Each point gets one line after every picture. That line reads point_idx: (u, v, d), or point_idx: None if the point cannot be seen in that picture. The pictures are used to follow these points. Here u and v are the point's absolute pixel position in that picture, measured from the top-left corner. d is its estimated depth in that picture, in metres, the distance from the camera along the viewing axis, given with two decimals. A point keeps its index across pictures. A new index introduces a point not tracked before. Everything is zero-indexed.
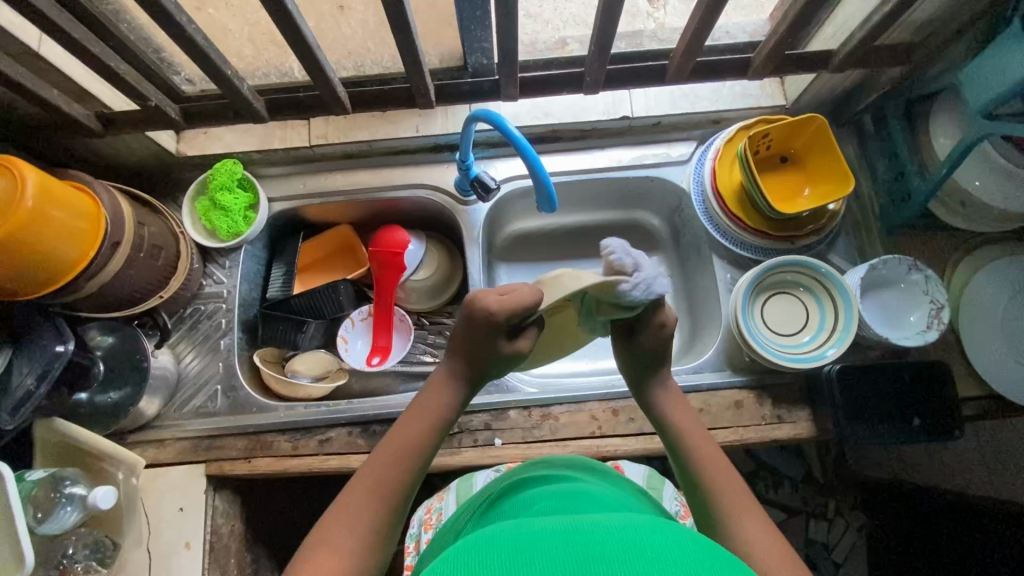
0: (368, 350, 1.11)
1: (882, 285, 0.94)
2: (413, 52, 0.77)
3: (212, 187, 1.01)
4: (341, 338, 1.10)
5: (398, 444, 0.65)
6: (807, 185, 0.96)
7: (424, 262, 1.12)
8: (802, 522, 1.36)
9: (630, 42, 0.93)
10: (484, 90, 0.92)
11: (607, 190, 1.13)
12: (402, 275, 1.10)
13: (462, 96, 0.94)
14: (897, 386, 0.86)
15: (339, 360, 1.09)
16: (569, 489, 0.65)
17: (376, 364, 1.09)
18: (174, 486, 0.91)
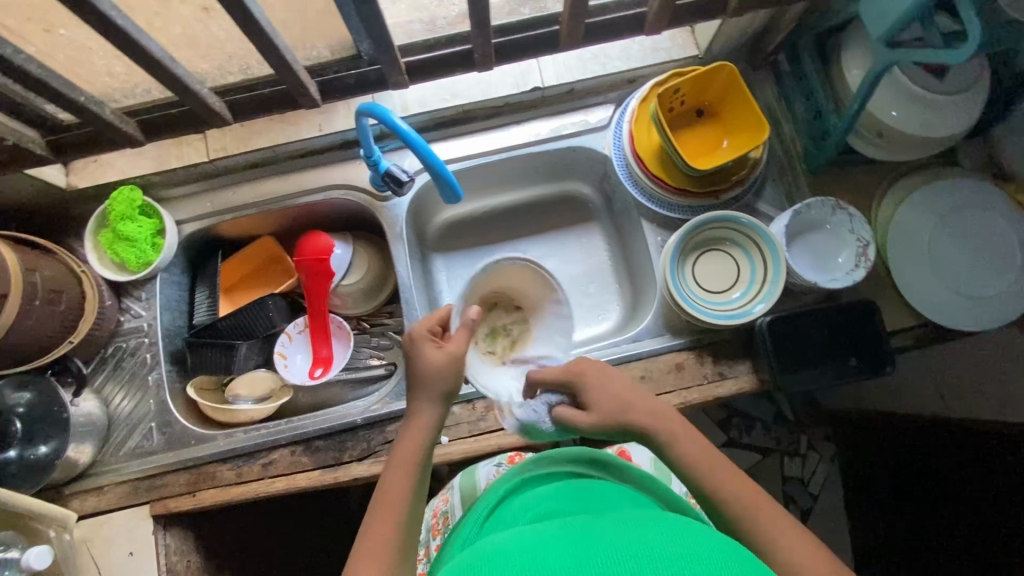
0: (311, 363, 1.08)
1: (809, 228, 0.92)
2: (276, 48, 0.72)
3: (111, 218, 0.96)
4: (279, 355, 1.06)
5: (403, 461, 0.68)
6: (725, 137, 0.93)
7: (353, 265, 1.09)
8: (776, 461, 1.40)
9: (536, 6, 0.83)
10: (371, 82, 0.90)
11: (531, 165, 1.09)
12: (332, 281, 1.06)
13: (350, 89, 0.91)
14: (829, 328, 0.86)
15: (280, 378, 1.06)
16: (566, 487, 0.69)
17: (320, 375, 1.06)
18: (120, 532, 0.89)
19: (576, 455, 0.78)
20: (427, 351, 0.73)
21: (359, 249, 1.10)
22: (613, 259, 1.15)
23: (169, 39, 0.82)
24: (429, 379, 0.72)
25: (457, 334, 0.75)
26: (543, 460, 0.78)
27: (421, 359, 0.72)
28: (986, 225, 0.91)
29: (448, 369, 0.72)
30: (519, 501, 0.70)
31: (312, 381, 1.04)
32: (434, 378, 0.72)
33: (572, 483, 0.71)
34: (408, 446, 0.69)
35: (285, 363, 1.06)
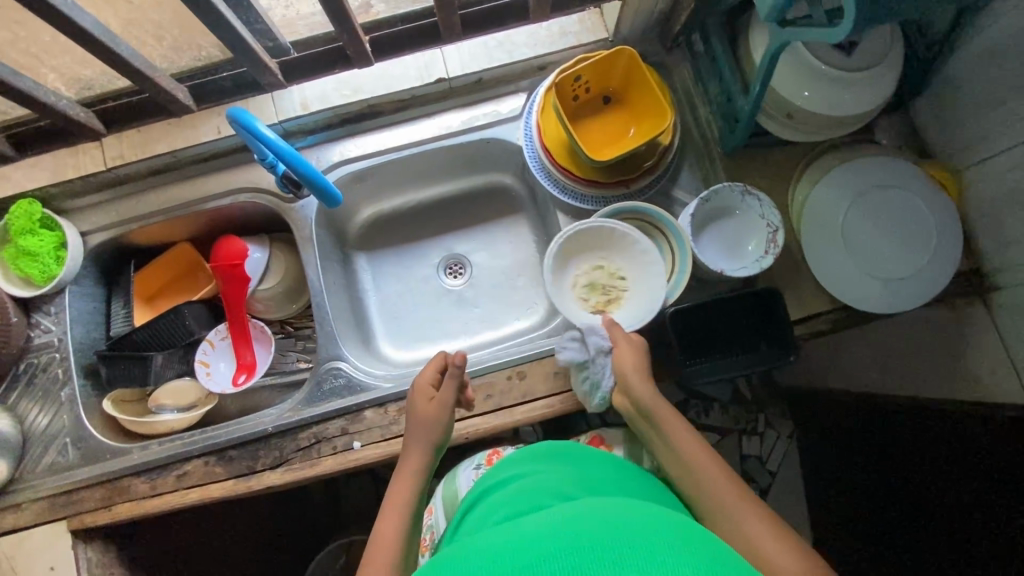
0: (234, 370, 1.06)
1: (722, 215, 0.90)
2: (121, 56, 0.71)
3: (11, 233, 0.94)
4: (205, 363, 1.05)
5: (396, 504, 0.70)
6: (632, 124, 0.90)
7: (270, 269, 1.07)
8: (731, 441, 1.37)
9: None
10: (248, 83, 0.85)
11: (447, 158, 1.06)
12: (249, 286, 1.05)
13: (228, 92, 0.88)
14: (734, 315, 0.85)
15: (203, 386, 1.05)
16: (541, 483, 0.69)
17: (243, 382, 1.05)
18: (38, 548, 0.89)
19: (546, 450, 0.79)
20: (422, 400, 0.78)
21: (277, 254, 1.08)
22: (540, 251, 1.13)
23: (37, 45, 0.79)
24: (419, 426, 0.77)
25: (447, 384, 0.79)
26: (517, 459, 0.79)
27: (418, 410, 0.78)
28: (901, 203, 0.89)
29: (442, 423, 0.78)
30: (494, 505, 0.70)
31: (233, 390, 1.03)
32: (425, 425, 0.77)
33: (538, 475, 0.72)
34: (399, 491, 0.72)
35: (207, 368, 1.05)
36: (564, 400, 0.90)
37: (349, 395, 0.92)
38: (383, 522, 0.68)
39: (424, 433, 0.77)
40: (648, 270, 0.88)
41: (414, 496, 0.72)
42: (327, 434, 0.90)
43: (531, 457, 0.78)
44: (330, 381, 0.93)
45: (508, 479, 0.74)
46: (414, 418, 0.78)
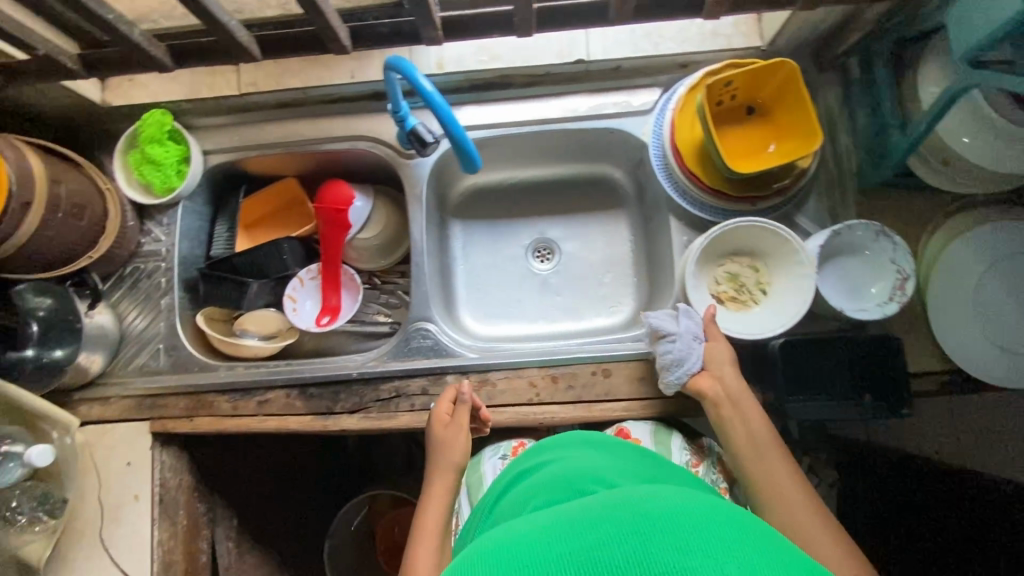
0: (318, 310, 1.09)
1: (845, 251, 0.87)
2: None
3: (142, 140, 0.97)
4: (293, 298, 1.07)
5: (426, 527, 0.75)
6: (773, 141, 0.87)
7: (370, 220, 1.08)
8: None
9: None
10: (404, 34, 0.80)
11: (565, 141, 1.05)
12: (347, 233, 1.06)
13: (382, 40, 0.81)
14: (847, 361, 0.81)
15: (288, 320, 1.07)
16: (572, 471, 0.66)
17: (326, 324, 1.07)
18: (121, 442, 0.94)
19: (580, 438, 0.77)
20: (446, 431, 0.81)
21: (380, 208, 1.09)
22: (635, 251, 1.11)
23: None
24: (438, 454, 0.80)
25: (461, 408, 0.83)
26: (549, 446, 0.77)
27: (440, 440, 0.81)
28: None
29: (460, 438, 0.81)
30: (526, 492, 0.67)
31: (317, 329, 1.05)
32: (443, 450, 0.80)
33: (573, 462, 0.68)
34: (430, 515, 0.76)
35: (293, 303, 1.07)
36: (645, 406, 0.89)
37: (434, 358, 0.93)
38: (419, 554, 0.72)
39: (444, 462, 0.80)
40: (795, 280, 0.84)
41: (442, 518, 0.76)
42: (407, 391, 0.92)
43: (566, 447, 0.75)
44: (417, 340, 0.95)
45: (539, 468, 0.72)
46: (433, 448, 0.82)
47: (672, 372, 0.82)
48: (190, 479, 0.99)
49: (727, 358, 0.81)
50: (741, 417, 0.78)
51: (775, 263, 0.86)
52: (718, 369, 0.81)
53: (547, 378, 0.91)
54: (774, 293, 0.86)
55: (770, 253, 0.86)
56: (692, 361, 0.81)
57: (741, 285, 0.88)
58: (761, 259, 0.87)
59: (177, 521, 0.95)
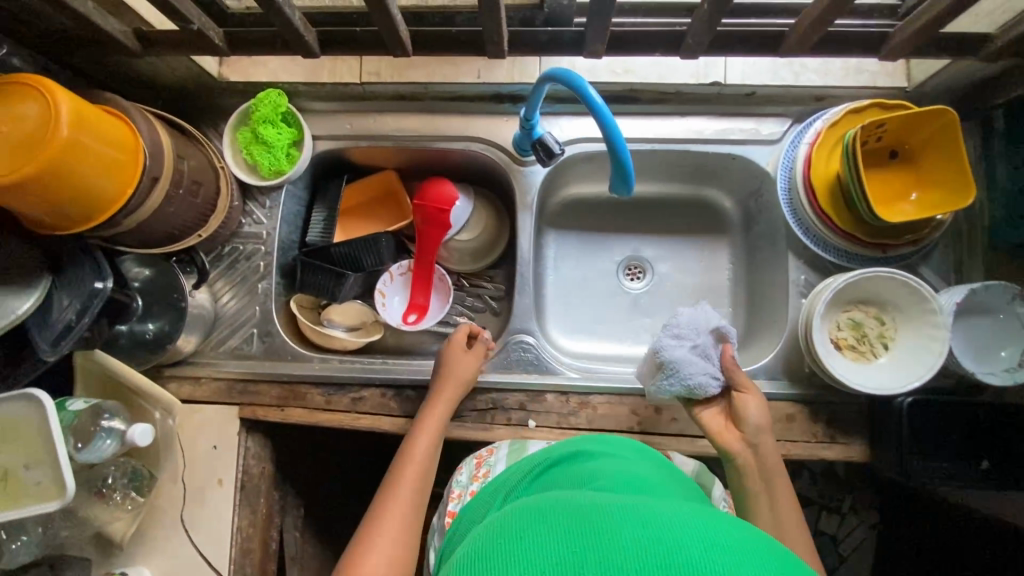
0: (405, 307, 1.07)
1: (975, 312, 0.84)
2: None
3: (254, 119, 0.93)
4: (383, 293, 1.06)
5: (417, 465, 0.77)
6: (915, 189, 0.84)
7: (469, 223, 1.07)
8: (812, 513, 1.24)
9: None
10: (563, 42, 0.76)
11: (680, 162, 1.02)
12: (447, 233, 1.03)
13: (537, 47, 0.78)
14: (974, 426, 0.81)
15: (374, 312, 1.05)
16: (628, 468, 0.66)
17: (413, 322, 1.05)
18: (209, 425, 0.92)
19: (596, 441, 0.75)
20: (458, 357, 0.87)
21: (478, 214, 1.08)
22: (733, 281, 1.08)
23: None
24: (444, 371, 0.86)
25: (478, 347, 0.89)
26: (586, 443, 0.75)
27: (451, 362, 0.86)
28: None
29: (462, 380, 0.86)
30: (569, 472, 0.66)
31: (405, 327, 1.03)
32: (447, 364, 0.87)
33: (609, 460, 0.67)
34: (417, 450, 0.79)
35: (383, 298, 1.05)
36: None
37: (535, 373, 0.91)
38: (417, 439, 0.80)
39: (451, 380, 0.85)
40: (923, 339, 0.81)
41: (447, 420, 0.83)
42: (504, 404, 0.90)
43: (620, 447, 0.75)
44: (518, 354, 0.92)
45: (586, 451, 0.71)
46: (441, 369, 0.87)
47: (668, 380, 0.80)
48: (270, 467, 0.98)
49: (760, 421, 0.77)
50: (768, 492, 0.73)
51: (905, 318, 0.83)
52: (755, 436, 0.77)
53: (650, 407, 0.89)
54: (898, 348, 0.83)
55: (901, 306, 0.83)
56: (694, 380, 0.79)
57: (862, 333, 0.86)
58: (891, 311, 0.85)
59: (257, 510, 0.93)
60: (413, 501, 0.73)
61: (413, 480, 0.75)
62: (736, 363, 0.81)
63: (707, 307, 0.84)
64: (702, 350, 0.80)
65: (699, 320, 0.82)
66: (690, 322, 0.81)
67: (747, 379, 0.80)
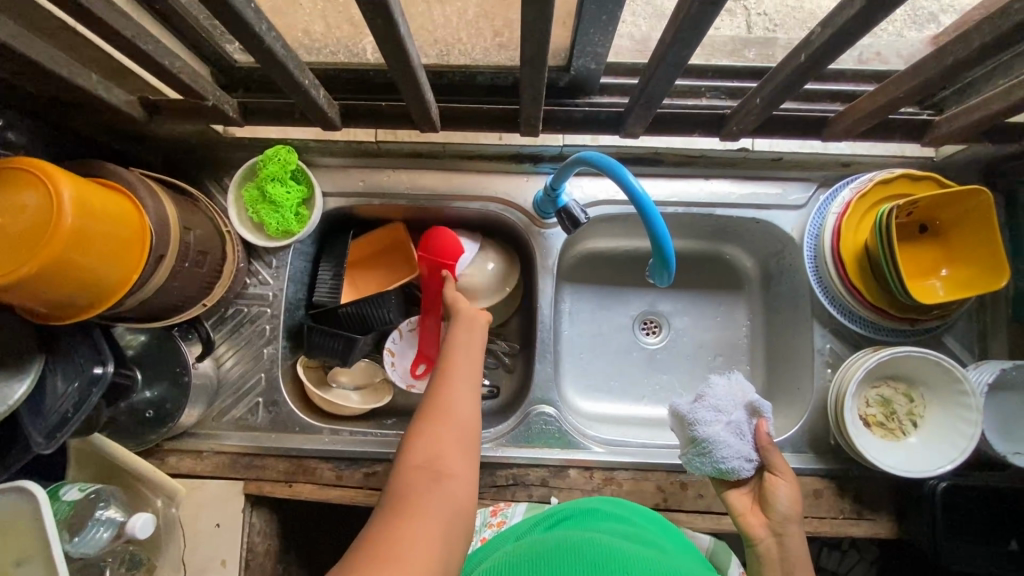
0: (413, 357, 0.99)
1: (1002, 389, 0.83)
2: (539, 83, 0.63)
3: (261, 176, 0.88)
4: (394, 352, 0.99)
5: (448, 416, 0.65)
6: (944, 265, 0.83)
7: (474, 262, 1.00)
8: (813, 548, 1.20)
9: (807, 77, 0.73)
10: (601, 120, 0.83)
11: (701, 222, 1.00)
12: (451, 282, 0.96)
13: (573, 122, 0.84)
14: (1003, 508, 0.80)
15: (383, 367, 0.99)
16: (643, 533, 0.68)
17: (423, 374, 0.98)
18: (211, 502, 0.87)
19: (618, 502, 0.77)
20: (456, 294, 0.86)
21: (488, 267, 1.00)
22: (751, 341, 1.06)
23: None
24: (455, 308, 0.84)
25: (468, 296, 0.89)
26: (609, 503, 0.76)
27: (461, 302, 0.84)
28: None
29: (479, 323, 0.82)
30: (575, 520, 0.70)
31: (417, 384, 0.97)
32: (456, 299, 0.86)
33: (629, 523, 0.70)
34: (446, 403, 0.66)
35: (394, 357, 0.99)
36: None
37: (558, 446, 0.88)
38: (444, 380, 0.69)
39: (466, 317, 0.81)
40: (952, 422, 0.80)
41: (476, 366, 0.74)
42: (526, 480, 0.86)
43: (627, 509, 0.75)
44: (538, 425, 0.89)
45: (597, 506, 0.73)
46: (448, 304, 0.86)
47: (699, 456, 0.76)
48: (275, 541, 0.92)
49: (790, 511, 0.71)
50: None
51: (934, 397, 0.82)
52: (781, 526, 0.70)
53: (676, 483, 0.86)
54: (929, 429, 0.82)
55: (930, 385, 0.82)
56: (725, 459, 0.74)
57: (891, 411, 0.84)
58: (920, 390, 0.84)
59: None
60: (453, 451, 0.61)
61: (445, 427, 0.63)
62: (771, 442, 0.75)
63: (743, 380, 0.79)
64: (736, 427, 0.75)
65: (735, 394, 0.77)
66: (726, 394, 0.77)
67: (783, 462, 0.74)
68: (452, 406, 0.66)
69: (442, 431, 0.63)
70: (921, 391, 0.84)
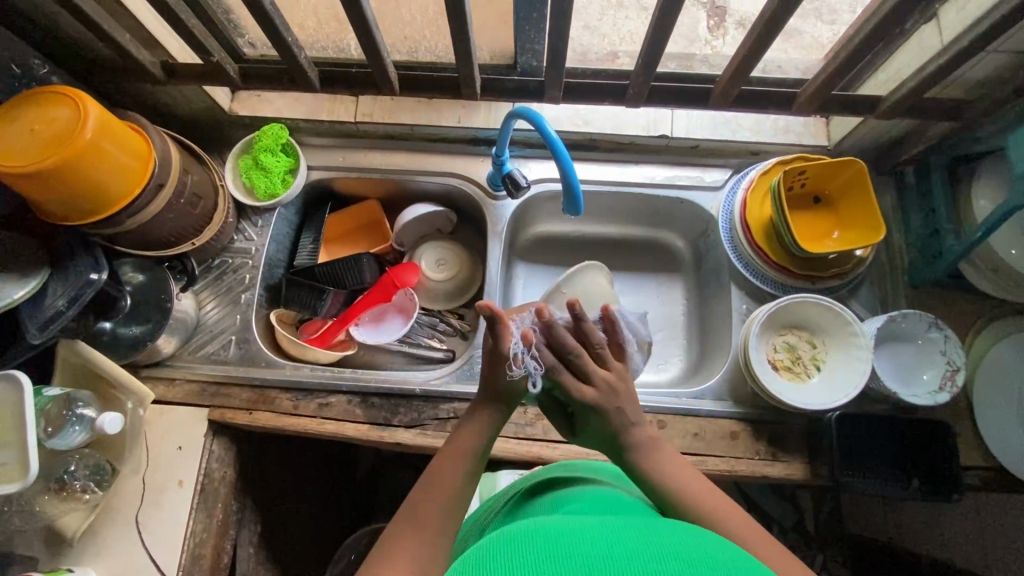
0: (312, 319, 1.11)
1: (898, 338, 0.92)
2: (467, 43, 0.79)
3: (256, 147, 1.04)
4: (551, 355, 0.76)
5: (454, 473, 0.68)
6: (836, 228, 0.95)
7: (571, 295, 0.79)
8: None
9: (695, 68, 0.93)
10: (529, 90, 0.95)
11: (636, 206, 1.13)
12: (384, 304, 1.12)
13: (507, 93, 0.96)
14: (900, 443, 0.86)
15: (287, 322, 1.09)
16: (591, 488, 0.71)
17: (303, 331, 1.09)
18: (177, 426, 0.95)
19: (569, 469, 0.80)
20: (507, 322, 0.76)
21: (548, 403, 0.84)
22: (687, 316, 1.14)
23: None
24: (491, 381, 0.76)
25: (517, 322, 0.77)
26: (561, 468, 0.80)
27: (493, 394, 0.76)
28: None
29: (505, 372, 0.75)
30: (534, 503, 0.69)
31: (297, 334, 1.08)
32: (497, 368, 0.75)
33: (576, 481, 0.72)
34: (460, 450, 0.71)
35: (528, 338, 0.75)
36: (697, 462, 0.90)
37: None
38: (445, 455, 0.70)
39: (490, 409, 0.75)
40: (851, 363, 0.89)
41: (462, 480, 0.67)
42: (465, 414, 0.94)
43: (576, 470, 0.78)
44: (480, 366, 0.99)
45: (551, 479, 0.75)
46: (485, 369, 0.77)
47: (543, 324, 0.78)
48: (232, 473, 0.99)
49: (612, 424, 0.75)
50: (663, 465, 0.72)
51: (832, 342, 0.92)
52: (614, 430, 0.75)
53: None
54: (829, 370, 0.91)
55: (827, 331, 0.92)
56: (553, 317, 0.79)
57: (795, 355, 0.93)
58: (823, 338, 0.93)
59: (213, 514, 0.94)
60: (430, 533, 0.60)
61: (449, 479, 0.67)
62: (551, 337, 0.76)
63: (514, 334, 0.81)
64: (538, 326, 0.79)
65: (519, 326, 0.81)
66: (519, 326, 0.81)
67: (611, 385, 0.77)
68: (444, 490, 0.65)
69: (428, 501, 0.63)
70: (819, 338, 0.93)
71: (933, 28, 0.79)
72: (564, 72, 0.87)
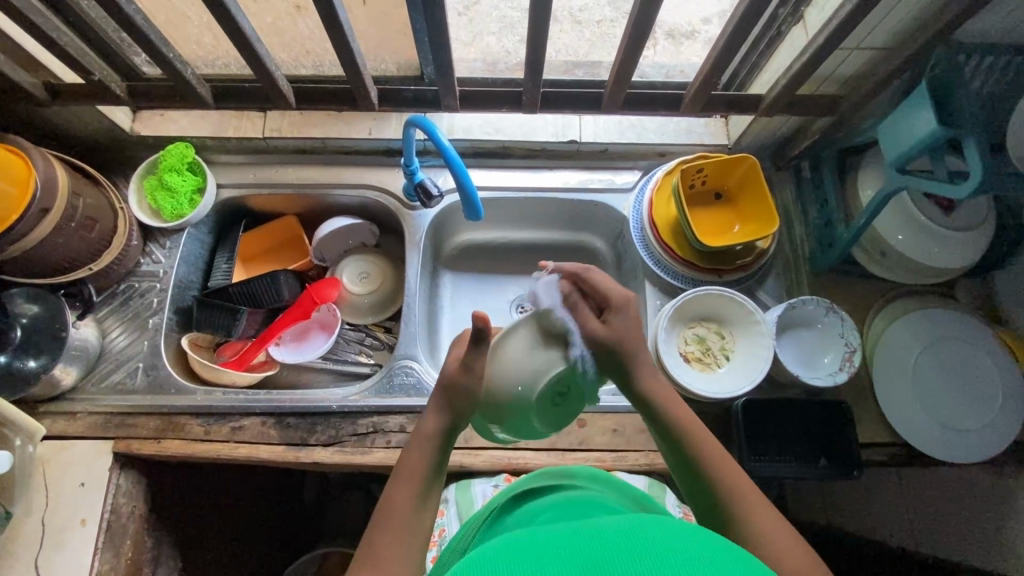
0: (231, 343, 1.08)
1: (801, 324, 0.96)
2: (350, 54, 0.79)
3: (161, 168, 1.02)
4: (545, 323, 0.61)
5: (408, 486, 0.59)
6: (737, 222, 0.99)
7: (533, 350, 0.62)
8: None
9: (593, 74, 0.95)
10: (426, 99, 0.96)
11: (554, 210, 1.14)
12: (305, 321, 1.10)
13: (405, 102, 0.97)
14: (804, 422, 0.90)
15: (201, 348, 1.06)
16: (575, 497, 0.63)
17: (224, 360, 1.06)
18: (79, 460, 0.90)
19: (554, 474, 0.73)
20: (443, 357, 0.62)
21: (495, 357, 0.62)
22: None
23: None
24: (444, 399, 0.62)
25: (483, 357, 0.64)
26: (541, 476, 0.72)
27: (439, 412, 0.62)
28: (979, 362, 0.94)
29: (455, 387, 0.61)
30: (517, 515, 0.63)
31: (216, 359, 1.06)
32: (452, 397, 0.61)
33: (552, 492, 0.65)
34: (412, 458, 0.61)
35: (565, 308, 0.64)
36: (616, 458, 0.92)
37: (416, 396, 0.96)
38: (398, 485, 0.59)
39: (437, 433, 0.62)
40: (755, 350, 0.92)
41: (424, 509, 0.59)
42: (385, 427, 0.93)
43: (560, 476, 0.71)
44: (400, 378, 0.98)
45: (523, 493, 0.68)
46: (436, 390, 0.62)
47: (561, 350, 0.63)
48: (143, 506, 0.95)
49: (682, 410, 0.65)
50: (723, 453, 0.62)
51: (737, 332, 0.95)
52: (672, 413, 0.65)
53: None
54: (739, 361, 0.94)
55: (732, 322, 0.96)
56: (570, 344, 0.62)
57: (705, 347, 0.96)
58: (732, 329, 0.96)
59: (120, 552, 0.89)
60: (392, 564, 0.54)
61: (404, 495, 0.58)
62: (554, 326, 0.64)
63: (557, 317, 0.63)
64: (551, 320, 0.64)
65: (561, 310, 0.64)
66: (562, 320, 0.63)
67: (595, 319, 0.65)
68: (395, 542, 0.56)
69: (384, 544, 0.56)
70: (727, 329, 0.96)
71: (801, 29, 0.84)
72: (456, 81, 0.89)
